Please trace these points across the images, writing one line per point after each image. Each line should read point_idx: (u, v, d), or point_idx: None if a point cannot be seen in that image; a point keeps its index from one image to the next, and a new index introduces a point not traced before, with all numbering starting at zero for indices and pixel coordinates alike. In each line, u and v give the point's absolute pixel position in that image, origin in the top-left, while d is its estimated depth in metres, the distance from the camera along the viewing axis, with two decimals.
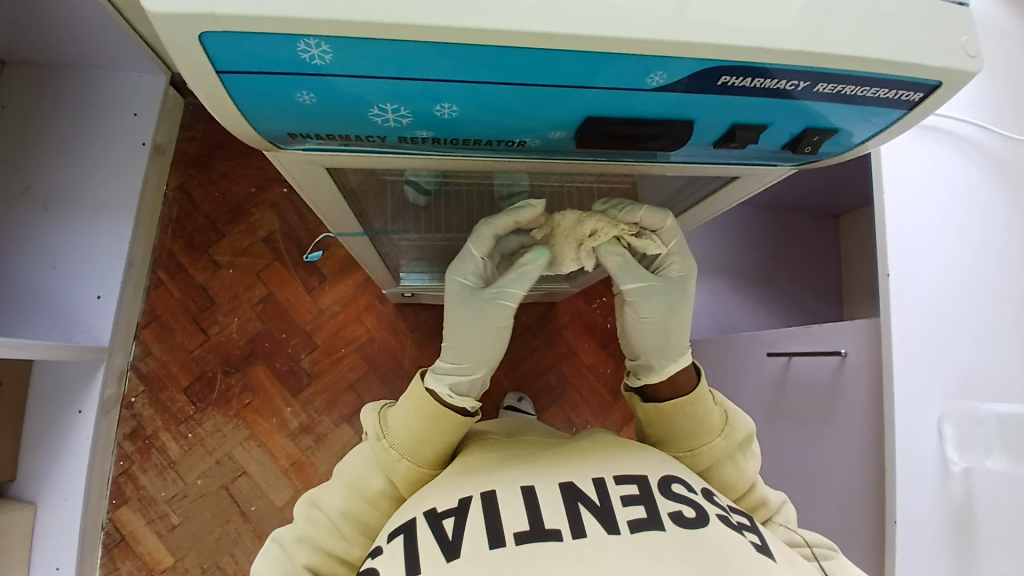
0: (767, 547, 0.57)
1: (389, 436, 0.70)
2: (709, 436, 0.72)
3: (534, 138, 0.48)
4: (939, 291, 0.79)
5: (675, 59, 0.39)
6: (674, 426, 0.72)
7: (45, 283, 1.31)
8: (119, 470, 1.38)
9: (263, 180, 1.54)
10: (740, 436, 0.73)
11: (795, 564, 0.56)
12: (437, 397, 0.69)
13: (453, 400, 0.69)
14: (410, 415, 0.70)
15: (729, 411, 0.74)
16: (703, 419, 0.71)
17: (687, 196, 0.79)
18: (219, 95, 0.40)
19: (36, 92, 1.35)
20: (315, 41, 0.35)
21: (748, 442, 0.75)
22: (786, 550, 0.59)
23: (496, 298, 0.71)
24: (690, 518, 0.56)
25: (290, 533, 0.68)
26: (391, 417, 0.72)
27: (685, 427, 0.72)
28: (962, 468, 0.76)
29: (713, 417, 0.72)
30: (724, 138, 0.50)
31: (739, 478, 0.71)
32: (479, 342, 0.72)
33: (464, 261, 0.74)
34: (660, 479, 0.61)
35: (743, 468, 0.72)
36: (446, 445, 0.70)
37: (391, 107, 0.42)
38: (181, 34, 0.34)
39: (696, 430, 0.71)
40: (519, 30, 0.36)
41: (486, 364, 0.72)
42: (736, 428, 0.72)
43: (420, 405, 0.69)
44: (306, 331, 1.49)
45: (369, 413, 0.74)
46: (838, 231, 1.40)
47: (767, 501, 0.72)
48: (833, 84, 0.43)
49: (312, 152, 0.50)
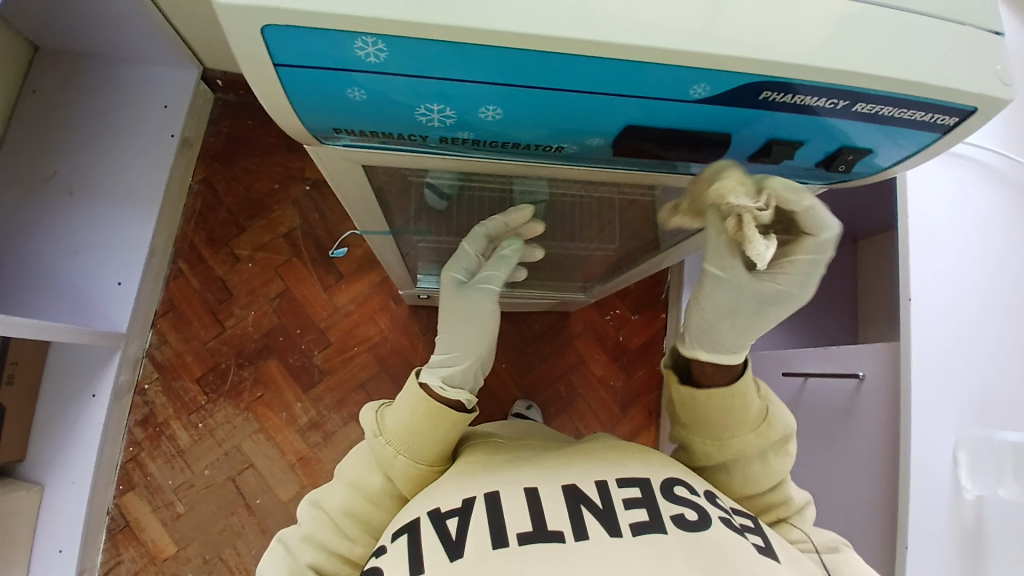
0: (771, 547, 0.57)
1: (387, 433, 0.70)
2: (741, 431, 0.69)
3: (572, 144, 0.49)
4: (958, 318, 0.79)
5: (719, 72, 0.40)
6: (710, 414, 0.69)
7: (66, 267, 1.33)
8: (128, 456, 1.40)
9: (286, 177, 1.55)
10: (775, 436, 0.70)
11: (800, 564, 0.57)
12: (430, 391, 0.70)
13: (444, 393, 0.70)
14: (405, 412, 0.70)
15: (770, 406, 0.71)
16: (739, 412, 0.68)
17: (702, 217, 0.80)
18: (273, 88, 0.41)
19: (69, 80, 1.38)
20: (372, 39, 0.36)
21: (784, 441, 0.71)
22: (790, 550, 0.59)
23: (481, 283, 0.78)
24: (693, 520, 0.56)
25: (295, 533, 0.69)
26: (388, 415, 0.72)
27: (720, 417, 0.69)
28: (975, 496, 0.76)
29: (750, 412, 0.69)
30: (759, 153, 0.51)
31: (762, 477, 0.70)
32: (470, 332, 0.77)
33: (459, 258, 0.81)
34: (662, 481, 0.61)
35: (771, 467, 0.70)
36: (444, 442, 0.70)
37: (437, 107, 0.43)
38: (243, 26, 0.36)
39: (728, 422, 0.68)
40: (567, 38, 0.37)
41: (478, 354, 0.75)
42: (772, 427, 0.70)
43: (416, 403, 0.69)
44: (320, 328, 1.50)
45: (368, 411, 0.75)
46: (855, 255, 1.40)
47: (788, 501, 0.70)
48: (871, 104, 0.43)
49: (352, 148, 0.52)
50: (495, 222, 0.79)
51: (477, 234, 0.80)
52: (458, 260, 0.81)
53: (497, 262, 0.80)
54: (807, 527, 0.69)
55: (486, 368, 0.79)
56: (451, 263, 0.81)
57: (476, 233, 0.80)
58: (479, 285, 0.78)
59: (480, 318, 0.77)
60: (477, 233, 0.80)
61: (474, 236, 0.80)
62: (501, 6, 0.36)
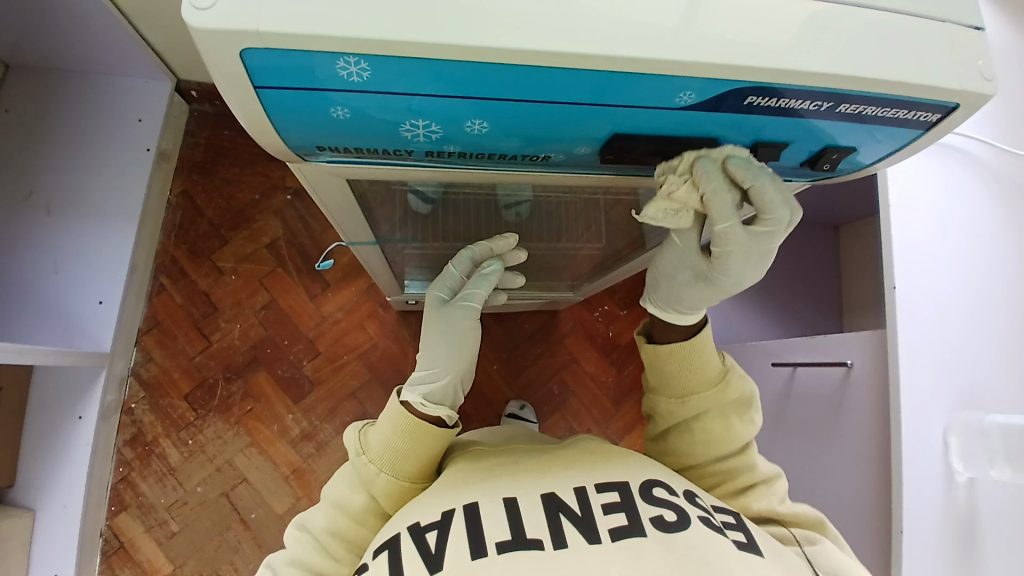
0: (753, 543, 0.57)
1: (369, 452, 0.71)
2: (700, 387, 0.72)
3: (559, 153, 0.49)
4: (943, 305, 0.80)
5: (705, 80, 0.40)
6: (672, 369, 0.73)
7: (46, 287, 1.31)
8: (118, 477, 1.38)
9: (268, 187, 1.54)
10: (735, 396, 0.72)
11: (781, 558, 0.57)
12: (409, 407, 0.71)
13: (425, 409, 0.70)
14: (387, 429, 0.70)
15: (730, 370, 0.74)
16: (699, 368, 0.72)
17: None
18: (253, 109, 0.40)
19: (40, 96, 1.35)
20: (354, 59, 0.36)
21: (747, 407, 0.73)
22: (772, 542, 0.59)
23: (465, 301, 0.83)
24: (671, 521, 0.57)
25: (281, 557, 0.68)
26: (371, 432, 0.73)
27: (679, 372, 0.73)
28: (967, 478, 0.77)
29: (709, 369, 0.73)
30: (746, 155, 0.51)
31: (725, 437, 0.71)
32: (449, 348, 0.80)
33: (444, 278, 0.86)
34: (641, 483, 0.61)
35: (734, 428, 0.72)
36: (427, 459, 0.70)
37: (422, 123, 0.43)
38: (221, 49, 0.35)
39: (688, 377, 0.73)
40: (550, 50, 0.36)
41: (457, 371, 0.78)
42: (732, 387, 0.72)
43: (397, 419, 0.70)
44: (308, 338, 1.49)
45: (351, 432, 0.75)
46: (837, 243, 1.42)
47: (754, 466, 0.71)
48: (855, 105, 0.44)
49: (335, 164, 0.51)
50: (484, 246, 0.88)
51: (463, 258, 0.87)
52: (443, 282, 0.86)
53: (478, 280, 0.85)
54: (777, 497, 0.69)
55: (465, 388, 0.81)
56: (436, 285, 0.86)
57: (463, 257, 0.87)
58: (464, 301, 0.82)
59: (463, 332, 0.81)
60: (463, 255, 0.86)
61: (460, 259, 0.87)
62: (482, 21, 0.36)
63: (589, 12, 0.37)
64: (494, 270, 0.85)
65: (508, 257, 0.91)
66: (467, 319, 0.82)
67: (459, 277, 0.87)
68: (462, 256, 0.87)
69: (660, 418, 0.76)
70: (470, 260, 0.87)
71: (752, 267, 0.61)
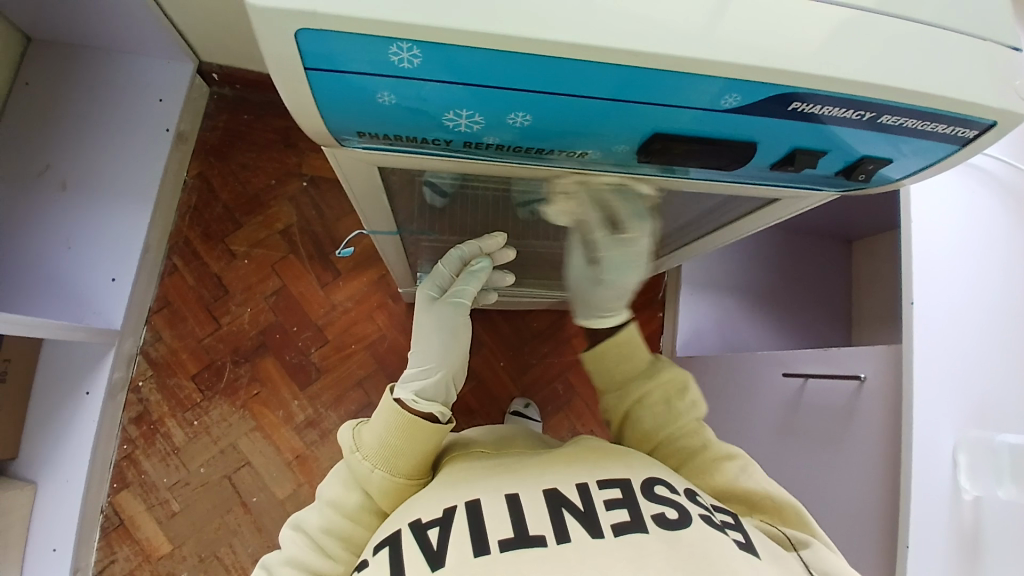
0: (752, 544, 0.58)
1: (363, 448, 0.72)
2: (634, 375, 0.79)
3: (596, 150, 0.49)
4: (957, 323, 0.81)
5: (751, 83, 0.40)
6: (606, 365, 0.80)
7: (60, 262, 1.32)
8: (122, 454, 1.38)
9: (283, 173, 1.54)
10: (667, 377, 0.78)
11: (780, 561, 0.57)
12: (403, 403, 0.73)
13: (417, 406, 0.72)
14: (381, 426, 0.72)
15: (660, 359, 0.81)
16: (631, 358, 0.79)
17: (701, 214, 0.82)
18: (300, 89, 0.40)
19: (62, 72, 1.36)
20: (407, 44, 0.36)
21: (684, 390, 0.78)
22: (770, 544, 0.60)
23: (453, 299, 0.86)
24: (672, 519, 0.57)
25: (278, 556, 0.69)
26: (365, 431, 0.73)
27: (613, 367, 0.80)
28: (973, 496, 0.78)
29: (639, 358, 0.80)
30: (783, 162, 0.51)
31: (665, 416, 0.76)
32: (442, 347, 0.83)
33: (434, 276, 0.90)
34: (643, 480, 0.62)
35: (673, 407, 0.77)
36: (420, 457, 0.71)
37: (466, 113, 0.43)
38: (277, 28, 0.35)
39: (622, 368, 0.80)
40: (601, 45, 0.37)
41: (449, 367, 0.81)
42: (661, 370, 0.79)
43: (391, 417, 0.71)
44: (317, 326, 1.49)
45: (344, 430, 0.76)
46: (849, 257, 1.42)
47: (709, 442, 0.75)
48: (895, 117, 0.44)
49: (370, 150, 0.51)
50: (471, 246, 0.90)
51: (450, 259, 0.90)
52: (432, 283, 0.90)
53: (466, 278, 0.88)
54: (757, 478, 0.71)
55: (458, 385, 0.84)
56: (426, 285, 0.90)
57: (450, 258, 0.90)
58: (451, 300, 0.86)
59: (451, 328, 0.85)
60: (449, 255, 0.89)
61: (447, 259, 0.90)
62: (531, 14, 0.36)
63: (629, 9, 0.37)
64: (483, 266, 0.89)
65: (497, 254, 0.93)
66: (454, 315, 0.86)
67: (448, 276, 0.91)
68: (450, 257, 0.90)
69: (611, 414, 0.81)
70: (457, 260, 0.90)
71: (629, 267, 0.74)
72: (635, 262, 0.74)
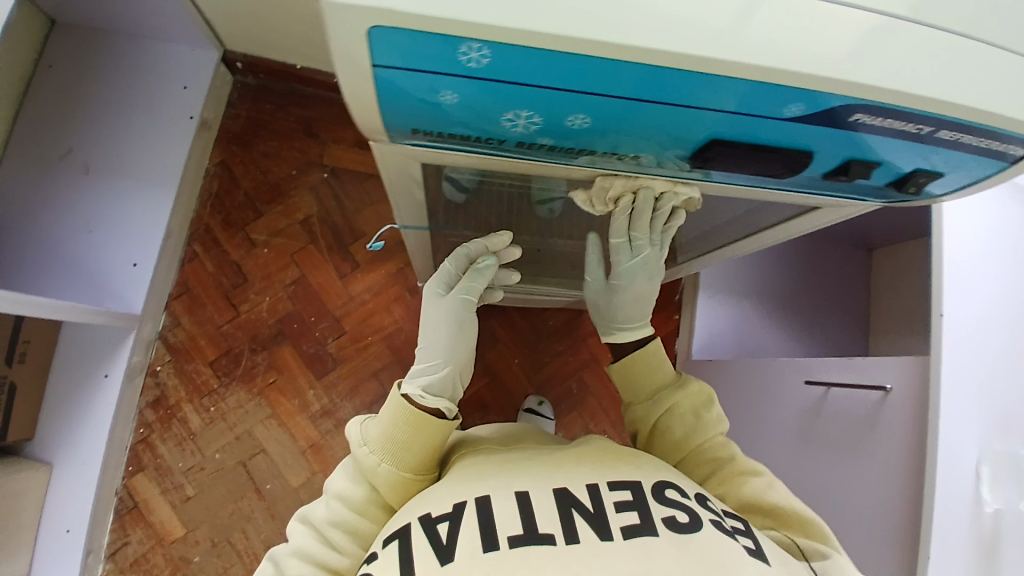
0: (761, 550, 0.58)
1: (370, 442, 0.72)
2: (663, 386, 0.82)
3: (651, 154, 0.50)
4: (985, 336, 0.81)
5: (815, 93, 0.40)
6: (635, 375, 0.84)
7: (81, 245, 1.32)
8: (138, 438, 1.40)
9: (304, 163, 1.54)
10: (695, 389, 0.80)
11: (787, 565, 0.57)
12: (409, 399, 0.74)
13: (424, 400, 0.74)
14: (388, 420, 0.73)
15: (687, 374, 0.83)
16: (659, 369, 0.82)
17: (731, 219, 0.82)
18: (361, 84, 0.41)
19: (87, 56, 1.36)
20: (477, 45, 0.36)
21: (710, 404, 0.80)
22: (778, 552, 0.60)
23: (461, 297, 0.87)
24: (683, 522, 0.57)
25: (286, 548, 0.69)
26: (372, 426, 0.74)
27: (642, 378, 0.83)
28: (994, 509, 0.78)
29: (667, 370, 0.82)
30: (836, 172, 0.51)
31: (693, 427, 0.78)
32: (450, 343, 0.84)
33: (441, 274, 0.90)
34: (653, 483, 0.63)
35: (700, 418, 0.78)
36: (425, 451, 0.72)
37: (526, 114, 0.43)
38: (349, 25, 0.35)
39: (651, 378, 0.83)
40: (670, 50, 0.37)
41: (456, 363, 0.82)
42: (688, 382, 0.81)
43: (398, 410, 0.73)
44: (334, 316, 1.50)
45: (354, 424, 0.77)
46: (869, 265, 1.41)
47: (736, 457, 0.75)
48: (955, 132, 0.44)
49: (420, 147, 0.52)
50: (478, 244, 0.90)
51: (458, 257, 0.89)
52: (438, 281, 0.89)
53: (474, 276, 0.88)
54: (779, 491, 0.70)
55: (465, 382, 0.85)
56: (432, 283, 0.89)
57: (458, 256, 0.89)
58: (458, 298, 0.87)
59: (462, 323, 0.86)
60: (455, 252, 0.89)
61: (454, 256, 0.89)
62: (590, 18, 0.36)
63: (684, 8, 0.37)
64: (490, 263, 0.89)
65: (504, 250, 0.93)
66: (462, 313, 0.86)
67: (454, 272, 0.90)
68: (457, 254, 0.90)
69: (639, 425, 0.83)
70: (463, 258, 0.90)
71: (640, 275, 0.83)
72: (646, 270, 0.83)
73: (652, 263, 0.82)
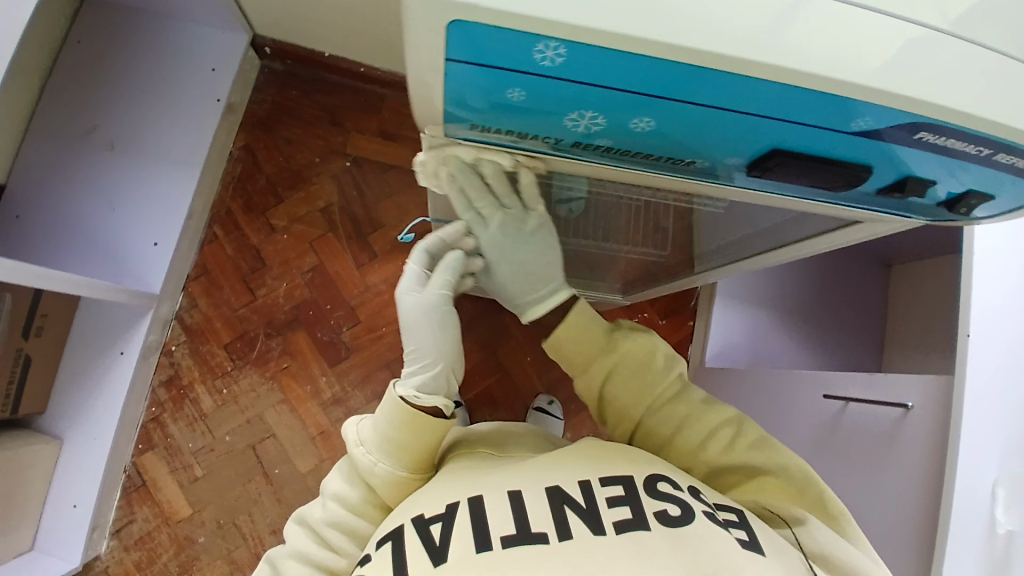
0: (757, 540, 0.56)
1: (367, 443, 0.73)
2: (597, 351, 0.78)
3: (707, 160, 0.50)
4: (1010, 360, 0.81)
5: (884, 109, 0.40)
6: (567, 347, 0.79)
7: (102, 222, 1.33)
8: (150, 416, 1.41)
9: (326, 151, 1.55)
10: (630, 348, 0.77)
11: (785, 555, 0.56)
12: (406, 400, 0.73)
13: (419, 401, 0.72)
14: (385, 420, 0.73)
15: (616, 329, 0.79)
16: (588, 334, 0.78)
17: (756, 230, 0.83)
18: (429, 76, 0.41)
19: (116, 34, 1.37)
20: (555, 44, 0.37)
21: (652, 357, 0.77)
22: (771, 536, 0.58)
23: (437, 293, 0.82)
24: (674, 515, 0.56)
25: (283, 550, 0.70)
26: (369, 427, 0.75)
27: (575, 350, 0.79)
28: (1007, 531, 0.78)
29: (597, 333, 0.78)
30: (890, 188, 0.52)
31: (641, 388, 0.76)
32: (440, 339, 0.81)
33: (410, 278, 0.85)
34: (646, 477, 0.62)
35: (646, 376, 0.76)
36: (421, 451, 0.72)
37: (590, 114, 0.44)
38: (429, 19, 0.36)
39: (586, 346, 0.78)
40: (746, 58, 0.37)
41: (449, 359, 0.80)
42: (619, 344, 0.77)
43: (395, 410, 0.72)
44: (349, 305, 1.50)
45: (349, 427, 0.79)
46: (887, 281, 1.41)
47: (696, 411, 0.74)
48: (1014, 156, 0.44)
49: (475, 142, 0.52)
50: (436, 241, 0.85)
51: (421, 255, 0.85)
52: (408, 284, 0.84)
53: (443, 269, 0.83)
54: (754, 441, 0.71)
55: (459, 376, 0.84)
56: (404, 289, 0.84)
57: (421, 255, 0.85)
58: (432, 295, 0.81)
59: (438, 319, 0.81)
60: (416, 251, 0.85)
61: (417, 255, 0.85)
62: (652, 21, 0.36)
63: (740, 13, 0.37)
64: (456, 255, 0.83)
65: None
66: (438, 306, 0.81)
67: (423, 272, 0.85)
68: (419, 254, 0.85)
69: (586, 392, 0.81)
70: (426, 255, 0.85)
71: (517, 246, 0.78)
72: (522, 237, 0.78)
73: (524, 230, 0.78)
